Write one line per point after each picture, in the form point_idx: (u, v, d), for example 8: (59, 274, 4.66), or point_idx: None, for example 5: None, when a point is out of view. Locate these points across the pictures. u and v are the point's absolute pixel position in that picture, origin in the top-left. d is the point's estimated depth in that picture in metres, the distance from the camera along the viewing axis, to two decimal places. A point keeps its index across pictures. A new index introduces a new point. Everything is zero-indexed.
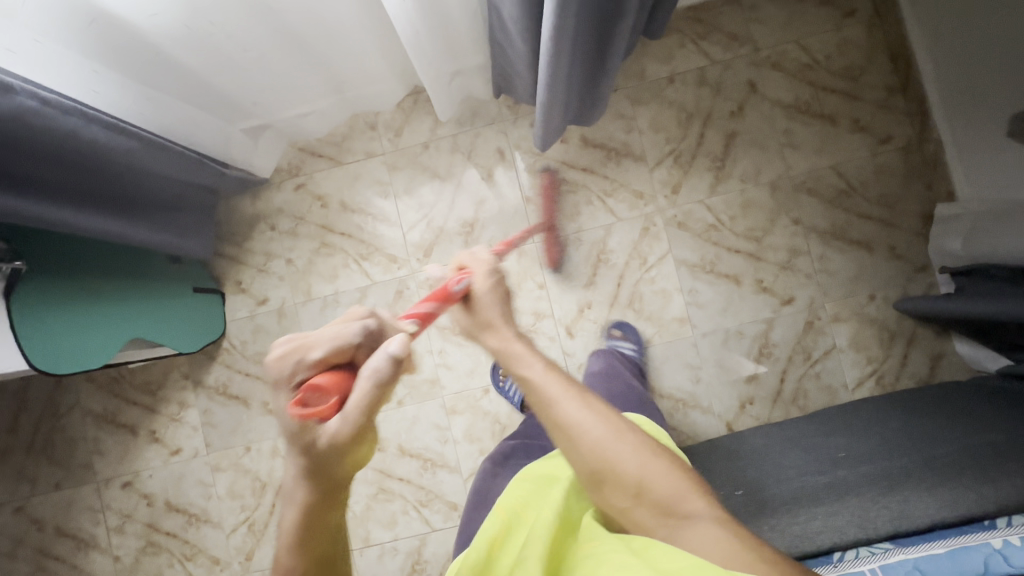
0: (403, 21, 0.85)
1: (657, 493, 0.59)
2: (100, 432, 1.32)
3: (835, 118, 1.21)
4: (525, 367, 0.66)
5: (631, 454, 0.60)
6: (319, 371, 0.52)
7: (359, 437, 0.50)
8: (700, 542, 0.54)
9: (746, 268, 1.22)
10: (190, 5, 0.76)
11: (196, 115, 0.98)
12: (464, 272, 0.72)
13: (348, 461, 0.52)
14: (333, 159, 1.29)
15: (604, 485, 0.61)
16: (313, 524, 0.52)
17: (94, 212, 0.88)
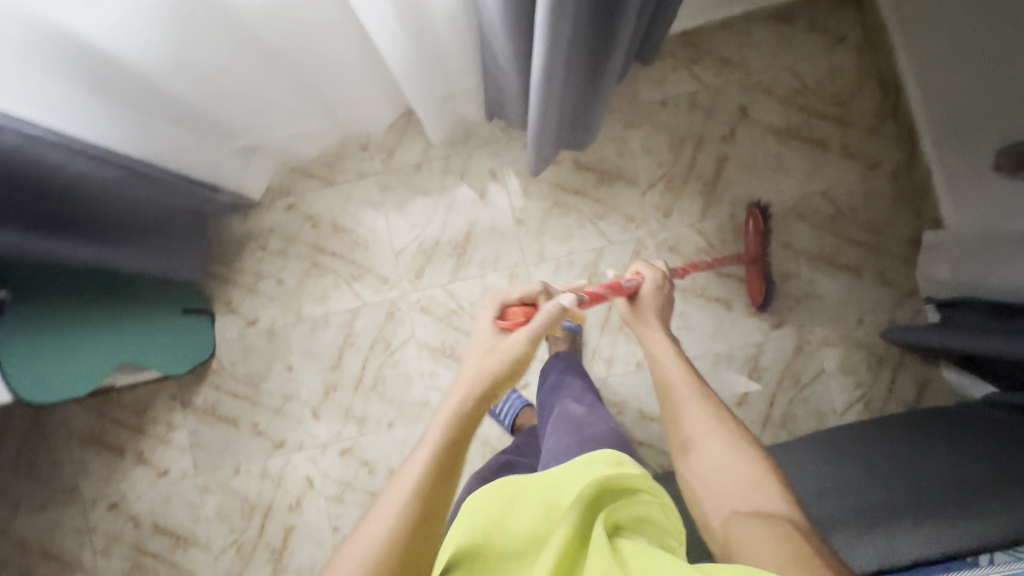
0: (396, 55, 0.84)
1: (727, 475, 0.67)
2: (87, 452, 1.31)
3: (825, 143, 1.22)
4: (659, 349, 0.88)
5: (717, 442, 0.71)
6: (517, 304, 0.80)
7: (528, 347, 0.74)
8: (751, 540, 0.58)
9: (737, 292, 1.23)
10: (181, 42, 0.75)
11: (188, 139, 0.97)
12: (638, 275, 0.97)
13: (513, 369, 0.72)
14: (324, 179, 1.29)
15: (688, 452, 0.73)
16: (460, 431, 0.63)
17: (82, 242, 0.87)
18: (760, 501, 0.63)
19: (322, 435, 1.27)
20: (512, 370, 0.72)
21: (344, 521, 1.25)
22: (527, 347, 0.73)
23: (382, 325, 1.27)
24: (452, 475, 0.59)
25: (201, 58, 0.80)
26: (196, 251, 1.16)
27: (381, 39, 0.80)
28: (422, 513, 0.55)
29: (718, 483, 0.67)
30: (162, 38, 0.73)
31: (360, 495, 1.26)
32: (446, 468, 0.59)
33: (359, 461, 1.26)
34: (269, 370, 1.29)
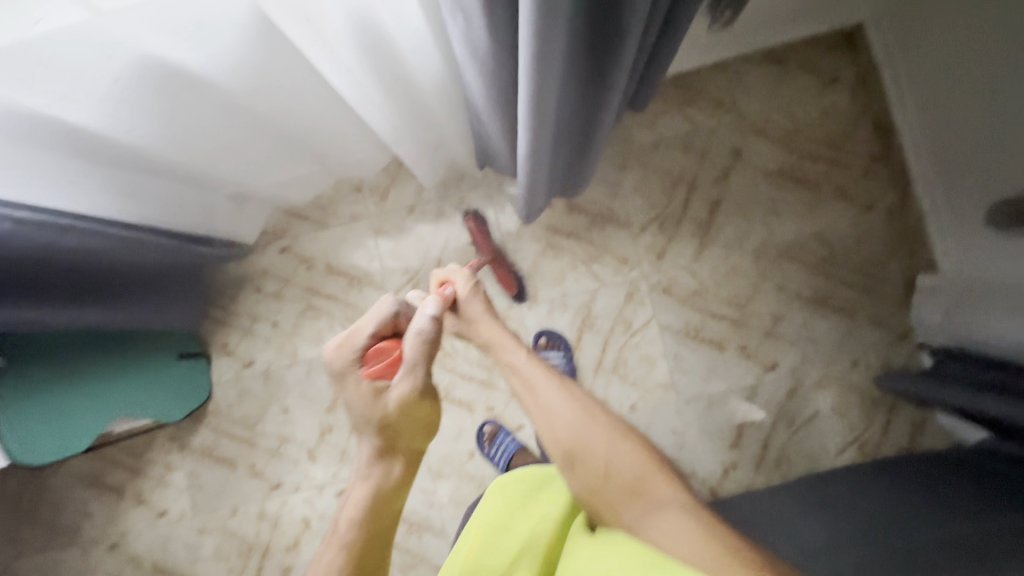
0: (387, 127, 0.83)
1: (621, 475, 0.80)
2: (87, 493, 1.32)
3: (819, 185, 1.22)
4: (510, 354, 0.91)
5: (602, 442, 0.83)
6: (376, 341, 0.79)
7: (416, 394, 0.77)
8: (673, 533, 0.70)
9: (730, 334, 1.23)
10: (169, 120, 0.74)
11: (177, 196, 0.98)
12: (445, 284, 0.94)
13: (412, 422, 0.77)
14: (319, 223, 1.30)
15: (577, 462, 0.82)
16: (381, 498, 0.75)
17: (69, 305, 0.89)
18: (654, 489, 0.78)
19: (318, 476, 1.28)
20: (410, 425, 0.77)
21: None
22: (412, 391, 0.76)
23: None
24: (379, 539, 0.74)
25: (187, 133, 0.79)
26: (188, 302, 1.18)
27: (369, 116, 0.79)
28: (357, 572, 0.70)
29: (611, 472, 0.80)
30: (148, 119, 0.71)
31: None
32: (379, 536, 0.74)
33: None
34: (265, 413, 1.30)
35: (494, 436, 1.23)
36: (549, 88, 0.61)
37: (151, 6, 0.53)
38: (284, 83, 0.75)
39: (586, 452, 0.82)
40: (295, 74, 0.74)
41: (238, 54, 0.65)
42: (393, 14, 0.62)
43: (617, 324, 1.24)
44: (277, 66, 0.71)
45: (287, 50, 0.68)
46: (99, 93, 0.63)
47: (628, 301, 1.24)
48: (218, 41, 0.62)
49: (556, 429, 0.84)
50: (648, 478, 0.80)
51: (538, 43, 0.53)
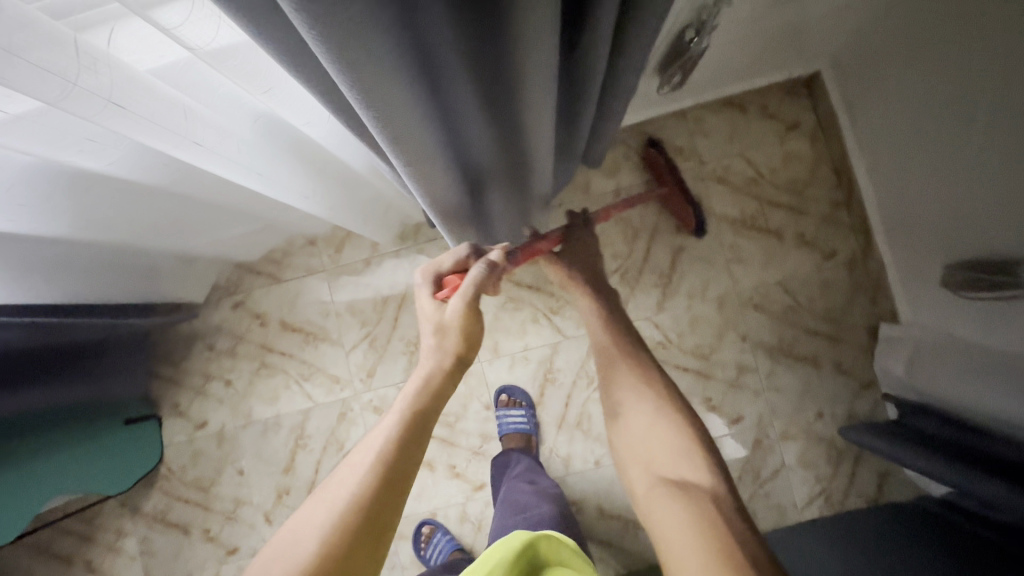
0: (321, 211, 0.79)
1: (655, 453, 0.71)
2: (33, 562, 1.27)
3: (781, 233, 1.20)
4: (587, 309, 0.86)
5: (649, 413, 0.73)
6: (455, 273, 0.74)
7: (472, 311, 0.68)
8: (670, 515, 0.63)
9: (694, 385, 1.20)
10: (81, 214, 0.70)
11: (110, 271, 0.94)
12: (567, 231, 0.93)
13: (468, 331, 0.68)
14: (271, 276, 1.26)
15: (618, 422, 0.76)
16: (437, 383, 0.66)
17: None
18: (687, 471, 0.67)
19: None
20: (458, 330, 0.68)
21: None
22: (468, 308, 0.68)
23: (334, 426, 1.24)
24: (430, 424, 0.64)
25: (105, 221, 0.75)
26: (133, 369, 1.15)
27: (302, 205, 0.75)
28: (393, 471, 0.58)
29: (646, 444, 0.72)
30: (60, 219, 0.68)
31: None
32: (419, 425, 0.62)
33: None
34: (219, 475, 1.26)
35: (430, 536, 1.20)
36: (441, 187, 0.59)
37: (20, 128, 0.48)
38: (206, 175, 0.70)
39: (629, 415, 0.75)
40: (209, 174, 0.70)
41: (138, 158, 0.62)
42: (302, 122, 0.58)
43: (580, 377, 1.21)
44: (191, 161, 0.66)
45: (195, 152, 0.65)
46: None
47: (590, 353, 1.21)
48: (112, 150, 0.58)
49: (611, 391, 0.78)
50: (687, 464, 0.68)
51: (385, 128, 0.43)
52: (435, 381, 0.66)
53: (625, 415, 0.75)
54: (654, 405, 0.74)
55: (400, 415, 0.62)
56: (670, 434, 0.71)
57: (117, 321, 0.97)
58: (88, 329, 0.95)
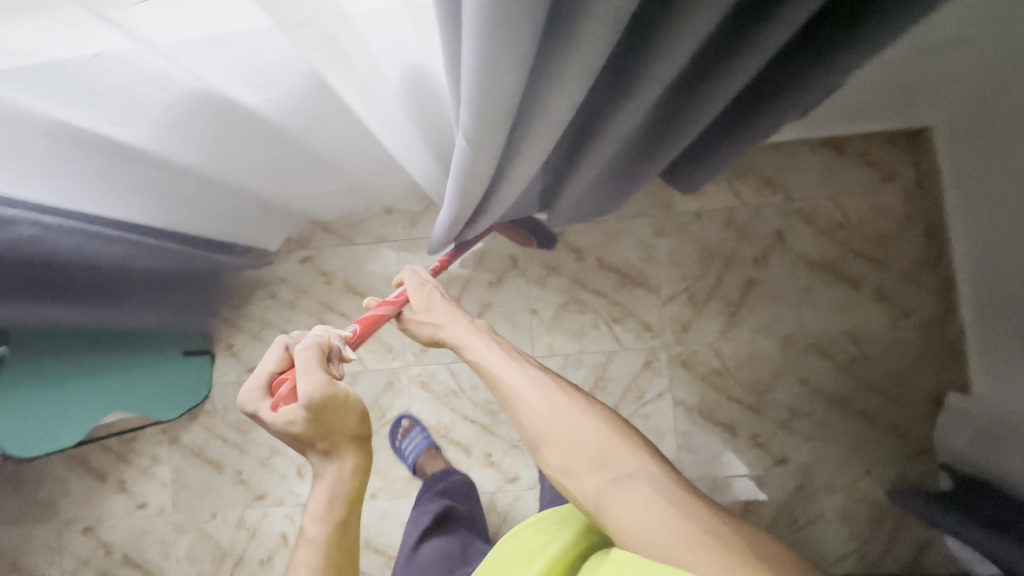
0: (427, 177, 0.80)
1: (585, 451, 0.63)
2: (68, 471, 1.31)
3: (858, 283, 1.18)
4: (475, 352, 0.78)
5: (562, 417, 0.66)
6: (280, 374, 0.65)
7: (328, 397, 0.61)
8: (632, 505, 0.56)
9: (744, 419, 1.19)
10: (214, 144, 0.71)
11: (208, 206, 0.95)
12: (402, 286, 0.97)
13: (345, 418, 0.63)
14: (344, 238, 1.29)
15: (541, 448, 0.66)
16: (344, 489, 0.63)
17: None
18: (622, 460, 0.60)
19: (303, 494, 1.26)
20: (339, 419, 0.63)
21: None
22: (327, 392, 0.61)
23: (379, 394, 1.26)
24: (350, 537, 0.62)
25: (228, 155, 0.76)
26: (201, 305, 1.17)
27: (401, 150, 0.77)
28: None
29: (573, 449, 0.63)
30: (195, 143, 0.69)
31: None
32: (340, 539, 0.61)
33: None
34: None
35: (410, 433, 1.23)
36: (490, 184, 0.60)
37: (207, 44, 0.50)
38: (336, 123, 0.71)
39: (549, 427, 0.66)
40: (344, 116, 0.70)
41: (293, 97, 0.63)
42: None
43: (630, 391, 1.21)
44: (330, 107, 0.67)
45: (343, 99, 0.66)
46: (148, 120, 0.60)
47: (645, 368, 1.21)
48: (275, 85, 0.59)
49: (520, 420, 0.69)
50: (623, 453, 0.62)
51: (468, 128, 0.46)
52: (342, 487, 0.62)
53: (544, 435, 0.65)
54: (572, 406, 0.67)
55: (316, 545, 0.60)
56: (598, 431, 0.64)
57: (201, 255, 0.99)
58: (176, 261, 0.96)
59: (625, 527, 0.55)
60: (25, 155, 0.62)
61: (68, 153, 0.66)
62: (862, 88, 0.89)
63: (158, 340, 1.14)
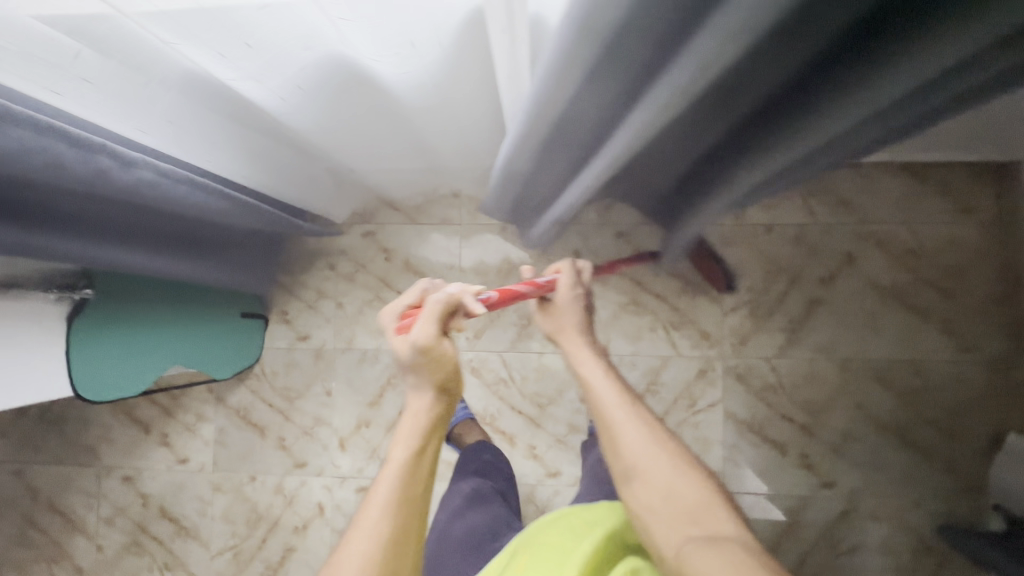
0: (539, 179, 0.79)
1: (681, 503, 0.57)
2: (114, 420, 1.32)
3: (926, 313, 1.16)
4: (589, 370, 0.72)
5: (665, 464, 0.60)
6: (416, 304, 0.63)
7: (437, 337, 0.55)
8: (708, 559, 0.49)
9: (795, 438, 1.18)
10: (332, 112, 0.70)
11: (295, 174, 0.94)
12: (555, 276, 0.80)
13: (449, 364, 0.57)
14: (408, 216, 1.29)
15: (633, 482, 0.61)
16: (427, 427, 0.59)
17: (97, 243, 0.73)
18: (717, 522, 0.54)
19: (344, 466, 1.27)
20: (443, 363, 0.57)
21: None
22: (436, 333, 0.55)
23: None
24: (420, 501, 0.56)
25: (336, 125, 0.75)
26: (266, 270, 1.17)
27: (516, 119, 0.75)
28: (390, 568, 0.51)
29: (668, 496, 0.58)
30: (315, 109, 0.68)
31: None
32: (417, 500, 0.56)
33: None
34: (307, 390, 1.29)
35: None
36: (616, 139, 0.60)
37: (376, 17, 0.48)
38: (453, 101, 0.70)
39: (650, 471, 0.60)
40: (469, 89, 0.68)
41: (431, 74, 0.60)
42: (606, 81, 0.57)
43: (682, 398, 1.20)
44: (456, 87, 0.66)
45: (475, 71, 0.64)
46: (284, 79, 0.59)
47: (698, 377, 1.20)
48: (421, 60, 0.56)
49: (619, 449, 0.63)
50: (718, 518, 0.54)
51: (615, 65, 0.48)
52: (423, 422, 0.59)
53: (641, 472, 0.60)
54: (677, 459, 0.61)
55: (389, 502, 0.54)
56: (696, 489, 0.58)
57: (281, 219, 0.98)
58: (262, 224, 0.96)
59: None
60: (151, 100, 0.61)
61: (187, 106, 0.65)
62: (974, 119, 0.86)
63: (219, 300, 1.13)
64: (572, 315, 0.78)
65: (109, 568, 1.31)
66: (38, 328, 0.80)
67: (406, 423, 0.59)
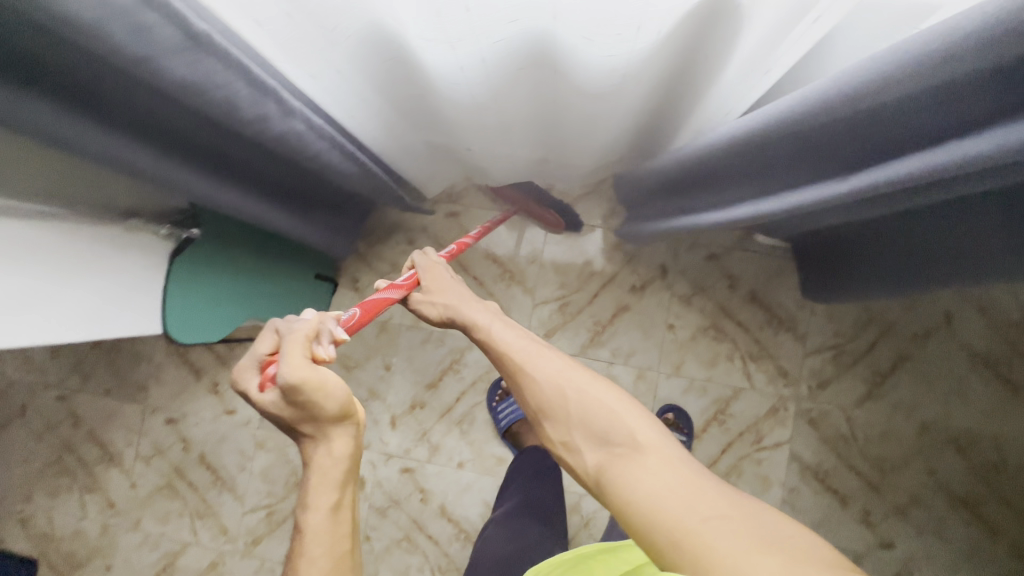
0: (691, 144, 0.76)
1: (596, 422, 0.47)
2: (167, 361, 1.31)
3: (1019, 388, 1.12)
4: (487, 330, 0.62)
5: (576, 389, 0.50)
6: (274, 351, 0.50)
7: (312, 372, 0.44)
8: (648, 485, 0.40)
9: (858, 493, 1.15)
10: (495, 87, 0.66)
11: (410, 143, 0.92)
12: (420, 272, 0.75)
13: (333, 404, 0.46)
14: (496, 203, 1.26)
15: (546, 420, 0.50)
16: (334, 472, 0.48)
17: (223, 184, 0.70)
18: (638, 432, 0.45)
19: (391, 445, 1.24)
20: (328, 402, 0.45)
21: (379, 535, 1.23)
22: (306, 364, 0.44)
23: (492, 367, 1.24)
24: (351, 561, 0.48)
25: (487, 104, 0.72)
26: (352, 235, 1.14)
27: (699, 100, 0.71)
28: None
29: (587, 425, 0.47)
30: (482, 82, 0.64)
31: (403, 518, 1.23)
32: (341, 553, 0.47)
33: (417, 485, 1.23)
34: (366, 362, 1.26)
35: (508, 394, 1.21)
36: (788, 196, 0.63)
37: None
38: (621, 95, 0.67)
39: (562, 401, 0.49)
40: (648, 76, 0.65)
41: (631, 58, 0.57)
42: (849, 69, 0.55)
43: (748, 433, 1.17)
44: (634, 80, 0.64)
45: (670, 54, 0.60)
46: (474, 50, 0.56)
47: (769, 415, 1.17)
48: (632, 45, 0.54)
49: (528, 391, 0.52)
50: (627, 418, 0.46)
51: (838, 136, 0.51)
52: (331, 470, 0.48)
53: (553, 406, 0.50)
54: (585, 378, 0.51)
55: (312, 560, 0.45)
56: (607, 401, 0.48)
57: (389, 187, 0.95)
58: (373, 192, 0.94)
59: (646, 520, 0.39)
60: (328, 50, 0.56)
61: (354, 68, 0.62)
62: None
63: (301, 255, 1.11)
64: (449, 293, 0.71)
65: (140, 507, 1.30)
66: (142, 262, 0.79)
67: (314, 480, 0.47)
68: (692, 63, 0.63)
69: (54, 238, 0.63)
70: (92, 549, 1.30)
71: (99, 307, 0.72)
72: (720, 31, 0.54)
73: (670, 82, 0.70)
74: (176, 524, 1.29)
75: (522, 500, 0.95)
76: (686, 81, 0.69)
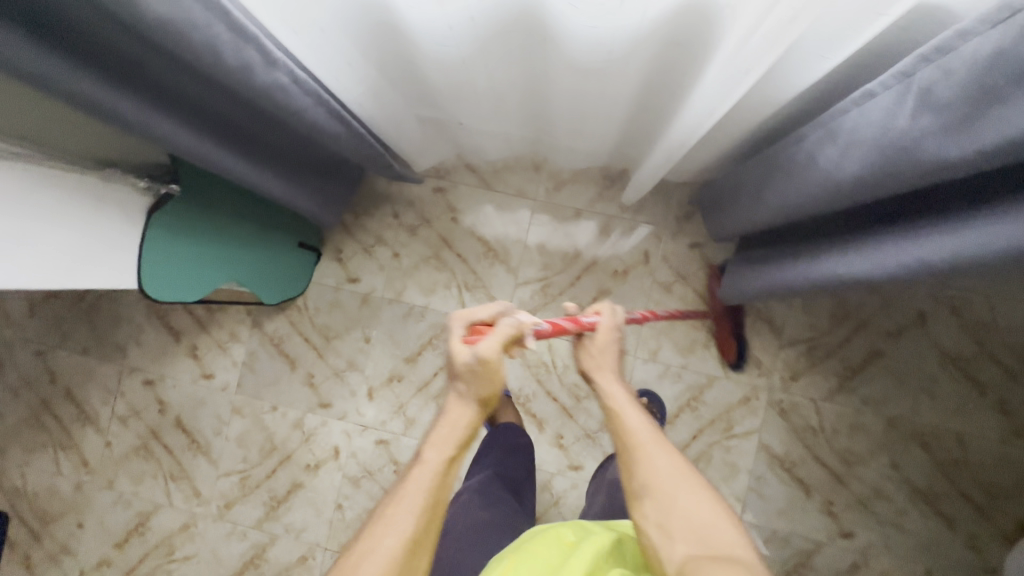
0: (674, 140, 0.78)
1: (697, 520, 0.51)
2: (146, 322, 1.30)
3: (984, 388, 1.14)
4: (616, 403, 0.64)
5: (685, 487, 0.54)
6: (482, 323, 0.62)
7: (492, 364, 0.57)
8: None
9: (823, 483, 1.17)
10: (481, 48, 0.67)
11: (401, 113, 0.92)
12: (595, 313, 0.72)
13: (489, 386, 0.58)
14: (483, 181, 1.26)
15: (646, 499, 0.55)
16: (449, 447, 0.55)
17: (206, 138, 0.70)
18: (738, 542, 0.49)
19: (367, 416, 1.25)
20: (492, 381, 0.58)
21: (351, 505, 1.24)
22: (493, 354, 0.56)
23: None
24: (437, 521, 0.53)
25: (473, 67, 0.72)
26: (341, 205, 1.14)
27: (682, 100, 0.72)
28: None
29: (688, 520, 0.51)
30: (471, 43, 0.65)
31: (375, 489, 1.24)
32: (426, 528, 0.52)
33: (391, 457, 1.24)
34: (346, 333, 1.27)
35: None
36: None
37: None
38: (607, 77, 0.69)
39: (666, 490, 0.54)
40: (636, 66, 0.66)
41: (616, 37, 0.58)
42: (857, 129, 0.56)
43: (720, 420, 1.19)
44: (619, 63, 0.65)
45: (655, 44, 0.61)
46: (463, 7, 0.57)
47: (741, 403, 1.19)
48: (615, 19, 0.55)
49: (641, 472, 0.56)
50: (727, 529, 0.50)
51: None
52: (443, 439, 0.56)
53: (656, 489, 0.54)
54: (695, 483, 0.54)
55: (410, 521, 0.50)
56: (709, 509, 0.52)
57: (378, 154, 0.95)
58: (363, 158, 0.94)
59: None
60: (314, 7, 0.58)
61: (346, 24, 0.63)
62: None
63: (286, 220, 1.11)
64: (609, 355, 0.69)
65: (114, 467, 1.30)
66: (117, 214, 0.78)
67: (439, 431, 0.57)
68: (678, 61, 0.65)
69: (20, 181, 0.63)
70: (64, 507, 1.31)
71: (68, 258, 0.71)
72: (705, 25, 0.55)
73: (658, 76, 0.71)
74: (150, 484, 1.29)
75: (494, 473, 0.96)
76: (670, 78, 0.70)
